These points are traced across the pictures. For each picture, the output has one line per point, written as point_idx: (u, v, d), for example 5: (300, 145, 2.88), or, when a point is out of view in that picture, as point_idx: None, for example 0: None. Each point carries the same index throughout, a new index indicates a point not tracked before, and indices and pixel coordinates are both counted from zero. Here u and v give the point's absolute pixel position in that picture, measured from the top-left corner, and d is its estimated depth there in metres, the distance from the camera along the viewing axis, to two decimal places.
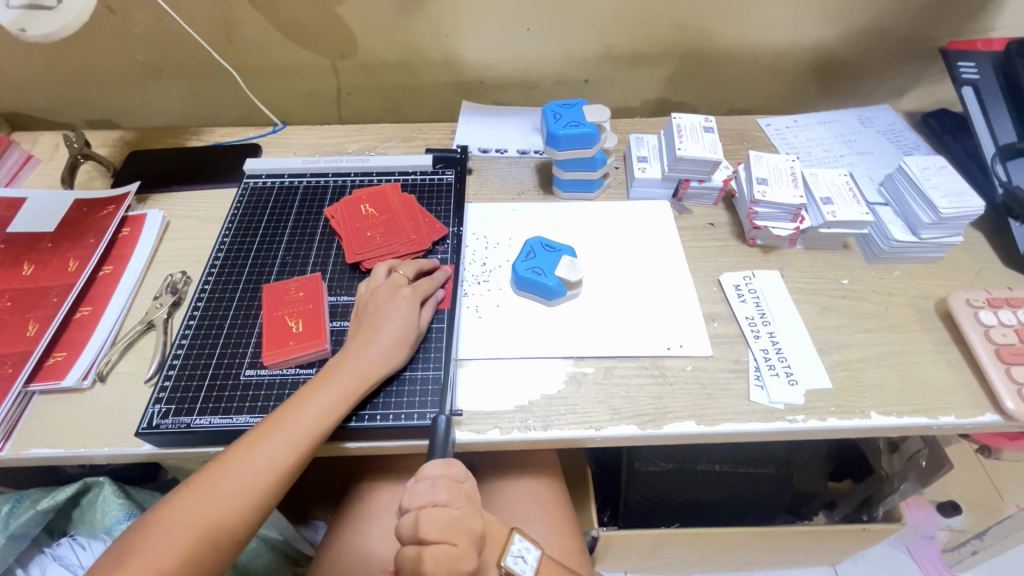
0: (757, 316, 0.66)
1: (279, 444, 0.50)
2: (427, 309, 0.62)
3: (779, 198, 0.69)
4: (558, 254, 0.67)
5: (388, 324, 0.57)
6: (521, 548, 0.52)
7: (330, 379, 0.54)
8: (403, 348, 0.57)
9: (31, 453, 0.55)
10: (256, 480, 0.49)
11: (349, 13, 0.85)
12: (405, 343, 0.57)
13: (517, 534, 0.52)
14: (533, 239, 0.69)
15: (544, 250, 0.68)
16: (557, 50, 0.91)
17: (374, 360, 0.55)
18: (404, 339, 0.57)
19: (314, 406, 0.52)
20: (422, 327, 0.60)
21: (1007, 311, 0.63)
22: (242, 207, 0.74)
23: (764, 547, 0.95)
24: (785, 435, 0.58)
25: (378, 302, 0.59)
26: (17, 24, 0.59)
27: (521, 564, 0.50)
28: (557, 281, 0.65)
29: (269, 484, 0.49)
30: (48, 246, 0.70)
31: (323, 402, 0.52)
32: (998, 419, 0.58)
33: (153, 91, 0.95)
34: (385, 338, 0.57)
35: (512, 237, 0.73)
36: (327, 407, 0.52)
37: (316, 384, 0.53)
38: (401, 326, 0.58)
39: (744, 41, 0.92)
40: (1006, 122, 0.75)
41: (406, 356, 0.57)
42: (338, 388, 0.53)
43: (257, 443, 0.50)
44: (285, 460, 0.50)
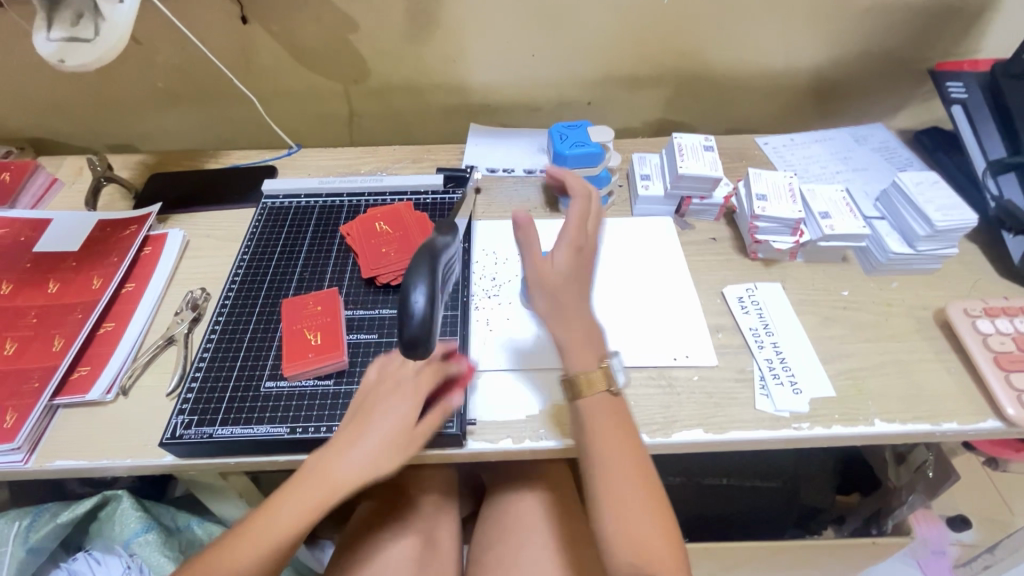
0: (760, 327, 0.68)
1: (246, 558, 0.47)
2: (437, 413, 0.55)
3: (778, 212, 0.72)
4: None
5: (382, 420, 0.53)
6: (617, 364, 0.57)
7: (307, 476, 0.51)
8: (396, 454, 0.52)
9: (55, 465, 0.56)
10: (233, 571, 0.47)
11: (362, 42, 0.89)
12: (403, 446, 0.52)
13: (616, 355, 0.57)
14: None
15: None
16: (561, 74, 0.94)
17: (358, 462, 0.51)
18: (394, 443, 0.52)
19: (285, 513, 0.49)
20: (423, 434, 0.54)
21: (1004, 320, 0.65)
22: (259, 227, 0.77)
23: (774, 562, 0.95)
24: (791, 443, 0.59)
25: (381, 390, 0.55)
26: (56, 55, 0.63)
27: (617, 370, 0.57)
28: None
29: None
30: (73, 265, 0.72)
31: (294, 509, 0.49)
32: (1000, 425, 0.59)
33: (173, 116, 0.99)
34: (375, 439, 0.52)
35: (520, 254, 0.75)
36: (298, 511, 0.50)
37: (292, 481, 0.51)
38: (397, 426, 0.53)
39: (740, 64, 0.96)
40: (994, 137, 0.77)
41: (396, 463, 0.52)
42: (310, 489, 0.50)
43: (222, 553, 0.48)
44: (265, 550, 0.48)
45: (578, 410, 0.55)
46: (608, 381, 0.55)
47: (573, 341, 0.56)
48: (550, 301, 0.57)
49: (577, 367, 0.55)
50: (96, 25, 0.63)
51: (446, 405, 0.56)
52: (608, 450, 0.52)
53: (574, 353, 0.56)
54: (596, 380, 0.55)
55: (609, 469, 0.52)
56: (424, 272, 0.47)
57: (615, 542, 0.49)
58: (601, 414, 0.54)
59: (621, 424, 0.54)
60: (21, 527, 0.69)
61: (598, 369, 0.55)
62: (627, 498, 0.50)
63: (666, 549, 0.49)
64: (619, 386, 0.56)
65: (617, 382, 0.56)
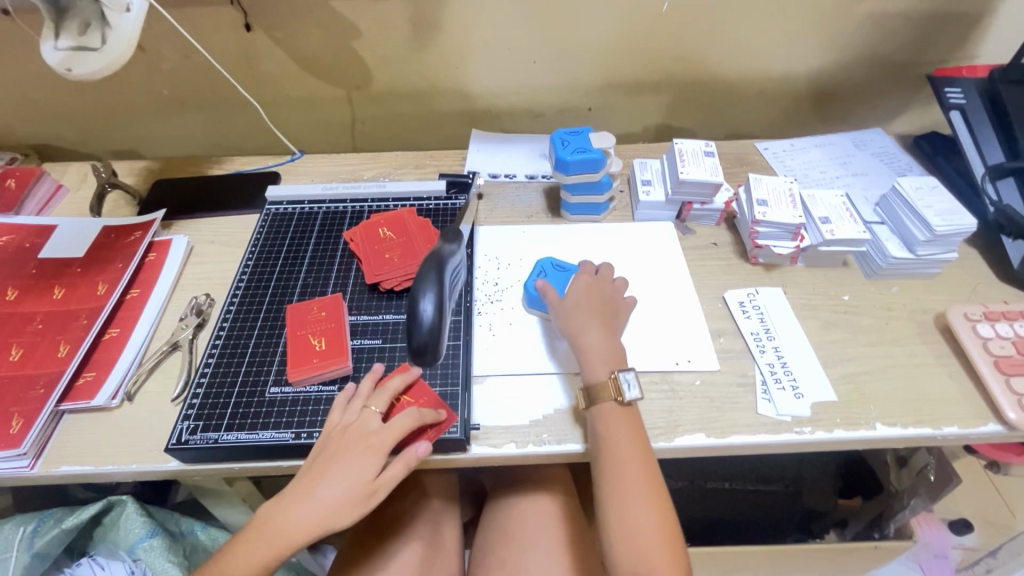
0: (762, 331, 0.68)
1: None
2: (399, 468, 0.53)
3: (779, 218, 0.72)
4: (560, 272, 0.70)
5: (338, 473, 0.51)
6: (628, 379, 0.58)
7: (262, 527, 0.50)
8: (350, 508, 0.50)
9: (61, 471, 0.57)
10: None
11: (365, 49, 0.90)
12: (357, 502, 0.51)
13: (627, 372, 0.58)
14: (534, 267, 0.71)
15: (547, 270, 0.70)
16: (562, 80, 0.95)
17: (310, 518, 0.50)
18: (354, 495, 0.51)
19: (240, 562, 0.49)
20: (382, 489, 0.52)
21: (1004, 324, 0.65)
22: (264, 233, 0.77)
23: (777, 566, 0.95)
24: (793, 447, 0.59)
25: (342, 438, 0.53)
26: (64, 64, 0.64)
27: (628, 384, 0.57)
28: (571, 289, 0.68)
29: None
30: (78, 271, 0.73)
31: (249, 558, 0.49)
32: (1001, 429, 0.59)
33: (176, 123, 0.99)
34: (328, 494, 0.50)
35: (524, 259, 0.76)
36: (253, 561, 0.49)
37: (247, 534, 0.51)
38: (353, 480, 0.51)
39: (739, 71, 0.96)
40: (994, 143, 0.78)
41: (349, 519, 0.50)
42: (261, 542, 0.50)
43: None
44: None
45: (592, 416, 0.57)
46: (617, 392, 0.57)
47: (589, 355, 0.60)
48: (568, 316, 0.63)
49: (593, 376, 0.59)
50: (102, 34, 0.64)
51: (408, 458, 0.53)
52: (619, 449, 0.54)
53: (589, 364, 0.60)
54: (606, 388, 0.57)
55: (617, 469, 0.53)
56: (431, 281, 0.52)
57: (615, 537, 0.51)
58: (615, 413, 0.56)
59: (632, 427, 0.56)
60: (26, 533, 0.69)
61: (608, 380, 0.58)
62: (633, 496, 0.52)
63: (664, 551, 0.50)
64: (631, 399, 0.57)
65: (631, 393, 0.57)
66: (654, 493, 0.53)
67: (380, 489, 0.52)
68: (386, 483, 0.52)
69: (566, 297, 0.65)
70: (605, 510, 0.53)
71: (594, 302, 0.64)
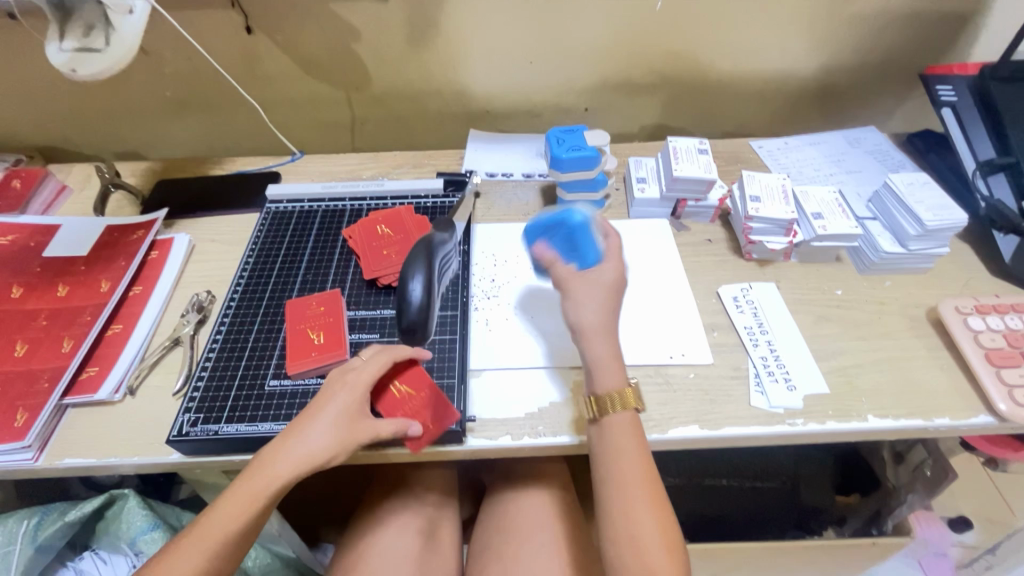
0: (755, 326, 0.69)
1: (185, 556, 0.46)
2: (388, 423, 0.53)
3: (771, 213, 0.73)
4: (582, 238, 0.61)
5: (322, 415, 0.52)
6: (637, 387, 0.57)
7: (248, 471, 0.50)
8: (335, 447, 0.50)
9: (65, 463, 0.58)
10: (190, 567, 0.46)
11: (364, 50, 0.91)
12: (341, 442, 0.51)
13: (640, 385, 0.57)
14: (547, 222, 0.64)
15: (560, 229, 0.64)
16: (558, 80, 0.96)
17: (295, 458, 0.50)
18: (342, 434, 0.51)
19: (228, 505, 0.49)
20: (368, 428, 0.52)
21: (995, 317, 0.66)
22: (264, 231, 0.78)
23: (775, 563, 0.95)
24: (785, 438, 0.60)
25: (326, 386, 0.55)
26: (68, 65, 0.65)
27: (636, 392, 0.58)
28: (590, 259, 0.60)
29: None
30: (82, 268, 0.74)
31: (235, 502, 0.49)
32: (991, 420, 0.60)
33: (179, 125, 1.01)
34: (317, 433, 0.51)
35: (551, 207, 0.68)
36: (241, 504, 0.48)
37: (235, 480, 0.50)
38: (339, 421, 0.52)
39: (734, 69, 0.97)
40: (985, 139, 0.79)
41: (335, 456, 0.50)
42: (245, 484, 0.49)
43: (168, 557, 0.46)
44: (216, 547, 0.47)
45: (602, 429, 0.55)
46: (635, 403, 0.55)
47: (602, 360, 0.56)
48: (580, 310, 0.58)
49: (605, 385, 0.55)
50: (107, 36, 0.65)
51: (400, 423, 0.54)
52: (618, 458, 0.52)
53: (603, 372, 0.56)
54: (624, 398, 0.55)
55: (625, 477, 0.51)
56: (420, 264, 0.53)
57: (619, 547, 0.49)
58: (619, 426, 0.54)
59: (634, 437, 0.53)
60: (30, 525, 0.70)
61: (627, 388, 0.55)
62: (633, 503, 0.50)
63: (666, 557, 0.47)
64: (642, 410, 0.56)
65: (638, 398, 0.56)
66: (657, 500, 0.50)
67: (364, 432, 0.52)
68: (371, 427, 0.52)
69: (586, 284, 0.59)
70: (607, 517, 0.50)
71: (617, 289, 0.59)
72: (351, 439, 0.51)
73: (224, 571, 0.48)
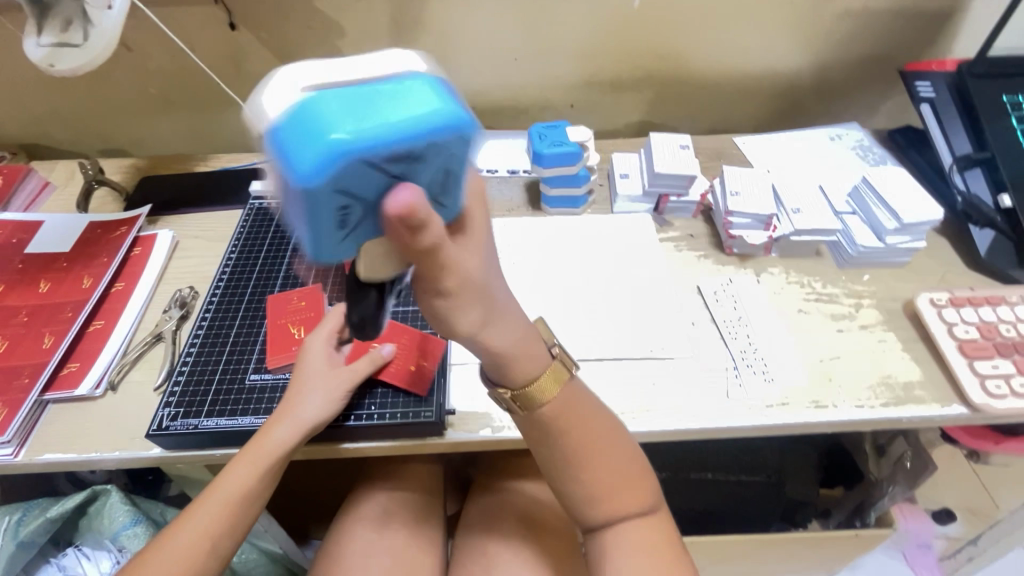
0: (734, 319, 0.69)
1: (203, 516, 0.51)
2: (365, 360, 0.59)
3: (751, 208, 0.74)
4: (457, 178, 0.35)
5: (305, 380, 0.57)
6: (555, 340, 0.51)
7: (251, 442, 0.54)
8: (332, 400, 0.56)
9: (45, 459, 0.58)
10: (210, 527, 0.51)
11: (349, 47, 0.91)
12: (334, 391, 0.56)
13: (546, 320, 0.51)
14: (397, 145, 0.31)
15: (414, 164, 0.32)
16: (543, 77, 0.97)
17: (291, 423, 0.54)
18: (328, 390, 0.56)
19: (235, 473, 0.52)
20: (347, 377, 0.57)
21: (969, 309, 0.67)
22: (247, 227, 0.79)
23: (759, 555, 0.96)
24: (763, 429, 0.61)
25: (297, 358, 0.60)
26: (46, 60, 0.65)
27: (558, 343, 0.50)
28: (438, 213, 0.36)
29: (203, 552, 0.50)
30: (64, 265, 0.74)
31: (242, 469, 0.52)
32: (965, 411, 0.61)
33: (163, 121, 1.01)
34: (308, 398, 0.55)
35: (385, 67, 0.34)
36: (247, 472, 0.52)
37: (240, 452, 0.54)
38: (324, 376, 0.57)
39: (718, 66, 0.98)
40: (962, 134, 0.80)
41: (326, 410, 0.55)
42: (252, 450, 0.53)
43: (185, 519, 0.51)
44: (227, 509, 0.52)
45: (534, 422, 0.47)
46: (568, 368, 0.48)
47: (518, 350, 0.44)
48: (468, 314, 0.39)
49: (524, 375, 0.45)
50: (85, 30, 0.65)
51: (375, 355, 0.60)
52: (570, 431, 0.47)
53: (523, 362, 0.45)
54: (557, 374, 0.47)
55: (598, 474, 0.48)
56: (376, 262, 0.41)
57: (589, 509, 0.49)
58: (564, 411, 0.47)
59: (581, 406, 0.48)
60: (12, 521, 0.70)
61: (553, 367, 0.47)
62: (592, 466, 0.48)
63: (629, 500, 0.49)
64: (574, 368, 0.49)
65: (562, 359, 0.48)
66: (619, 455, 0.48)
67: (348, 377, 0.58)
68: (351, 373, 0.58)
69: (482, 270, 0.38)
70: (569, 487, 0.48)
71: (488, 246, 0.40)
72: (338, 388, 0.56)
73: (242, 524, 0.53)
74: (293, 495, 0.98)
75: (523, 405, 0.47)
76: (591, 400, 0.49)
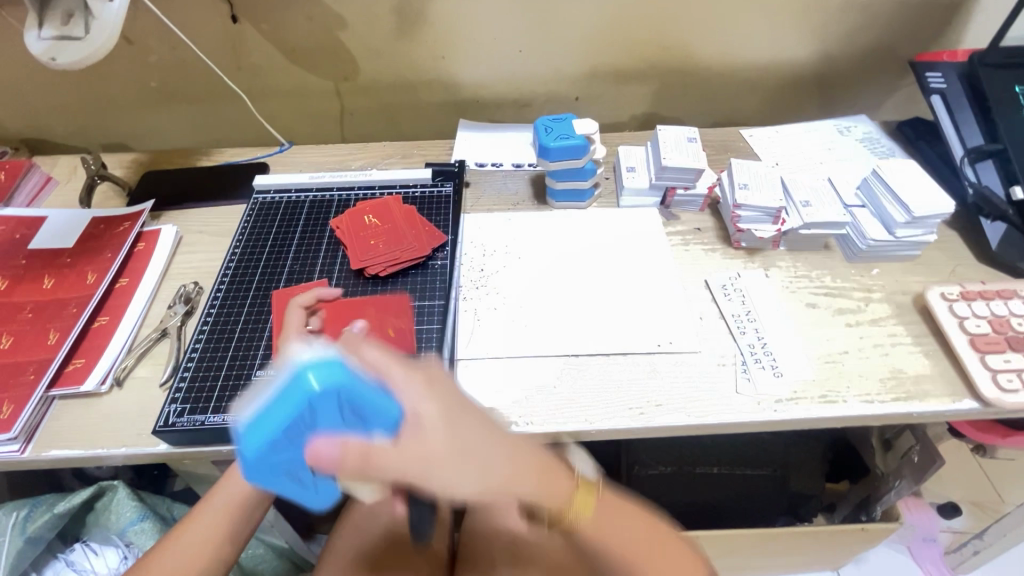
0: (742, 313, 0.69)
1: (212, 513, 0.53)
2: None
3: (760, 201, 0.73)
4: (368, 404, 0.32)
5: None
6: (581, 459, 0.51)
7: None
8: None
9: (51, 454, 0.57)
10: (219, 521, 0.53)
11: (351, 39, 0.90)
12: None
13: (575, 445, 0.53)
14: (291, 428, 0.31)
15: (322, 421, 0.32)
16: (547, 68, 0.96)
17: None
18: None
19: (242, 471, 0.55)
20: None
21: (980, 303, 0.66)
22: (251, 222, 0.78)
23: (765, 549, 0.95)
24: (772, 424, 0.60)
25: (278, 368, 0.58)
26: (47, 53, 0.64)
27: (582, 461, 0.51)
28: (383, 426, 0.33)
29: (214, 544, 0.52)
30: (68, 260, 0.73)
31: (248, 466, 0.55)
32: (975, 405, 0.60)
33: (165, 115, 1.00)
34: None
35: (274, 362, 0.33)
36: None
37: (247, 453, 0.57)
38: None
39: (724, 57, 0.97)
40: (973, 126, 0.79)
41: None
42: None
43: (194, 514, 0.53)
44: (238, 507, 0.54)
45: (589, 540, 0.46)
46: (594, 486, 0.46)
47: (544, 492, 0.41)
48: (463, 480, 0.35)
49: (558, 507, 0.43)
50: (87, 24, 0.64)
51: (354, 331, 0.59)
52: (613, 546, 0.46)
53: (554, 491, 0.42)
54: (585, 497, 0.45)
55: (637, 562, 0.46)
56: None
57: None
58: (601, 527, 0.46)
59: (619, 520, 0.47)
60: (19, 517, 0.70)
61: (581, 490, 0.44)
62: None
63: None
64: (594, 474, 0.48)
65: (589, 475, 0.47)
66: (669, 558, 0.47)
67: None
68: None
69: (467, 444, 0.36)
70: None
71: (454, 406, 0.37)
72: None
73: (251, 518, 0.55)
74: None
75: (557, 524, 0.45)
76: (626, 520, 0.47)
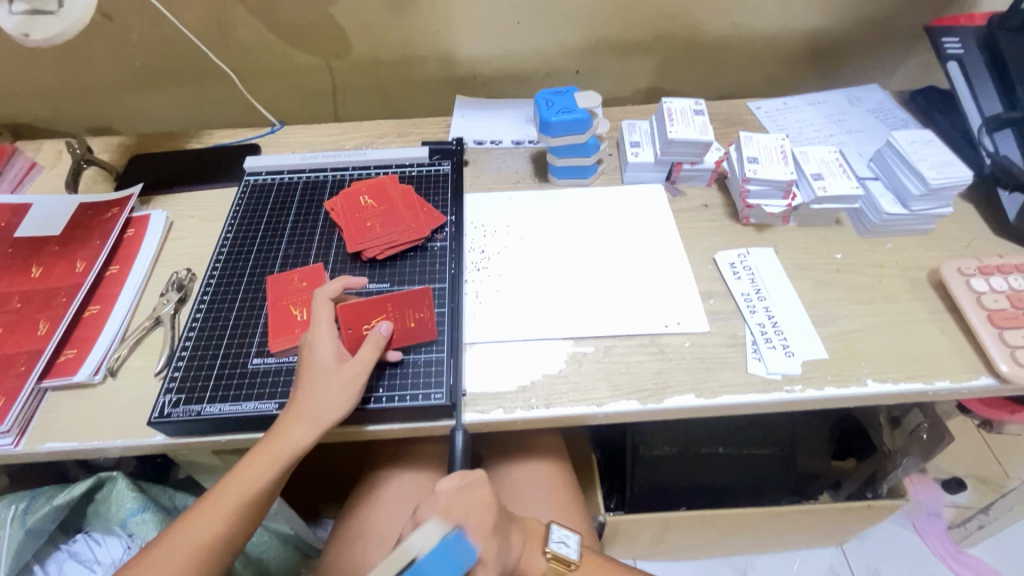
0: (752, 292, 0.67)
1: (215, 514, 0.50)
2: (367, 347, 0.54)
3: (769, 175, 0.70)
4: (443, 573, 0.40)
5: (316, 389, 0.52)
6: (561, 535, 0.56)
7: (262, 444, 0.52)
8: (349, 398, 0.53)
9: (46, 447, 0.56)
10: (222, 519, 0.50)
11: (341, 13, 0.86)
12: (350, 386, 0.53)
13: (554, 524, 0.56)
14: None
15: None
16: (547, 41, 0.92)
17: (308, 424, 0.51)
18: (343, 387, 0.53)
19: (247, 469, 0.51)
20: (352, 368, 0.53)
21: (998, 278, 0.64)
22: (243, 205, 0.76)
23: (769, 527, 0.95)
24: (783, 405, 0.59)
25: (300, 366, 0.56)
26: (20, 29, 0.61)
27: (566, 547, 0.55)
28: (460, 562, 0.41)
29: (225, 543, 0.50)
30: (55, 249, 0.71)
31: (253, 465, 0.51)
32: (992, 382, 0.59)
33: (151, 96, 0.96)
34: (324, 402, 0.52)
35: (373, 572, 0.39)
36: (259, 468, 0.51)
37: (252, 451, 0.52)
38: (334, 377, 0.53)
39: (730, 27, 0.93)
40: (991, 94, 0.76)
41: (344, 408, 0.52)
42: (265, 450, 0.51)
43: (198, 510, 0.51)
44: (237, 509, 0.51)
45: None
46: (566, 563, 0.54)
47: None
48: None
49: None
50: None
51: (376, 337, 0.55)
52: None
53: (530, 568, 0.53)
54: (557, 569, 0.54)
55: None
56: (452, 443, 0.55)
57: None
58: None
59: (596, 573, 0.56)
60: (18, 510, 0.69)
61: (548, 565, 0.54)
62: None
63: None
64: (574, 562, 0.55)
65: (571, 554, 0.55)
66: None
67: (359, 371, 0.53)
68: (360, 363, 0.54)
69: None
70: None
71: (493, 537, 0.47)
72: (349, 375, 0.53)
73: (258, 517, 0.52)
74: (303, 476, 0.98)
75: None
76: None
